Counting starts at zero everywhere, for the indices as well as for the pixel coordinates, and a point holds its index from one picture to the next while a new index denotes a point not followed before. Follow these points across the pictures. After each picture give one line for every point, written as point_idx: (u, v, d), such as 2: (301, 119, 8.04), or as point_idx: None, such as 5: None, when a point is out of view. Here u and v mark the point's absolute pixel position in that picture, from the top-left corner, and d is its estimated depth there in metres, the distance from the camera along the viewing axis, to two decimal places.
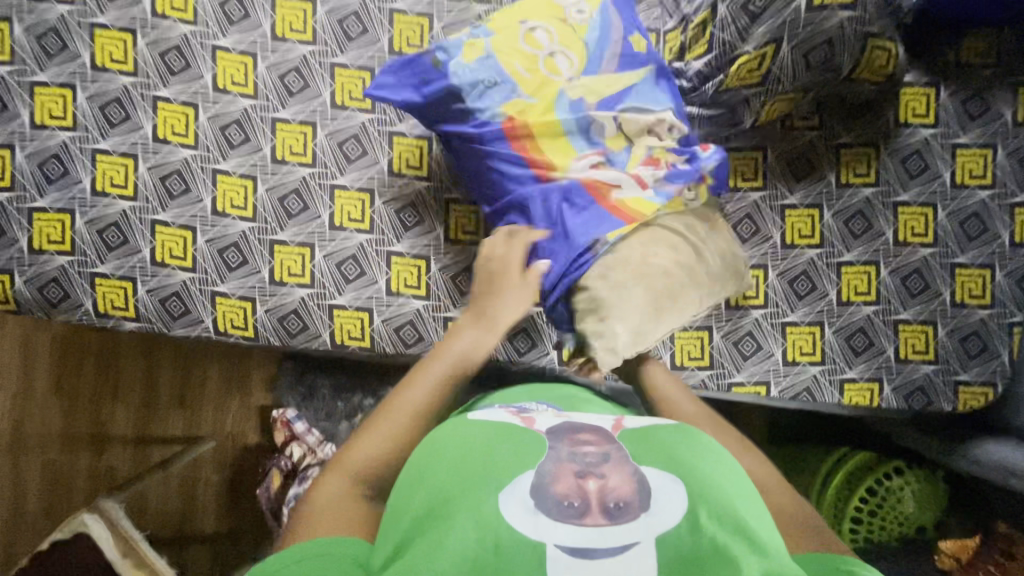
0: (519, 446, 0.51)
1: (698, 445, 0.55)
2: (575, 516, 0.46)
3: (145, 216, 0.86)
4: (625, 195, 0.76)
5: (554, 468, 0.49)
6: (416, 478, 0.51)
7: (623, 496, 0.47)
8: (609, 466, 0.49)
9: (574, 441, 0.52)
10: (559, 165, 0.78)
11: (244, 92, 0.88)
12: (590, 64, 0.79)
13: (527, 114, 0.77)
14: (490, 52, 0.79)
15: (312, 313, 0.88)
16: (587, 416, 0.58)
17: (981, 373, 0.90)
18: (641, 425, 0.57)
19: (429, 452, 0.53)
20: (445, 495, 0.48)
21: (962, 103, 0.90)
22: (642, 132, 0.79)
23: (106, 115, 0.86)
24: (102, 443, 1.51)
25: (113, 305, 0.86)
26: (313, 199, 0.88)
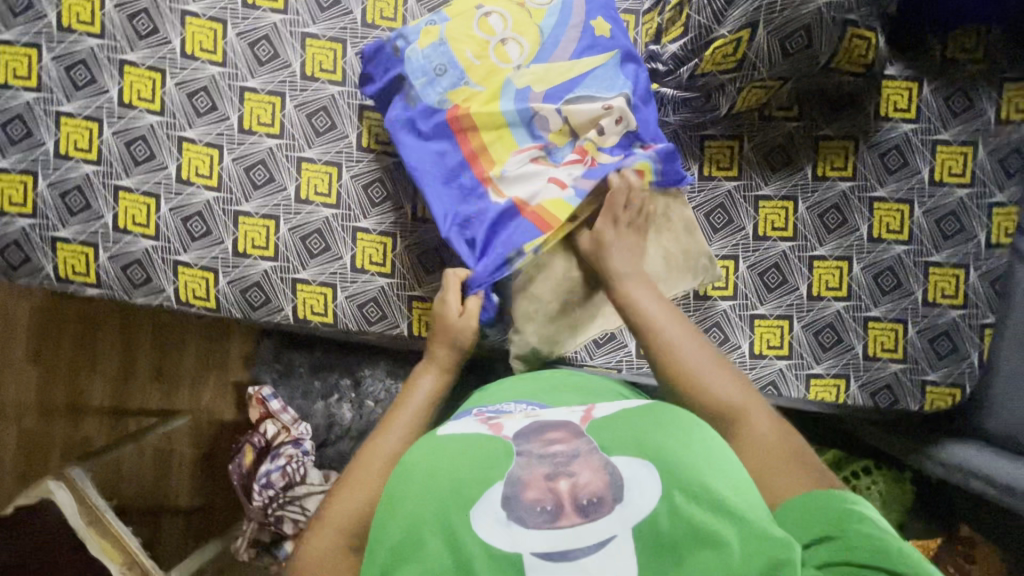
0: (484, 455, 0.50)
1: (665, 421, 0.51)
2: (547, 521, 0.45)
3: (108, 181, 0.85)
4: (543, 199, 0.75)
5: (526, 475, 0.47)
6: (386, 508, 0.49)
7: (596, 491, 0.45)
8: (579, 463, 0.47)
9: (543, 441, 0.49)
10: (498, 164, 0.78)
11: (213, 59, 0.87)
12: (540, 52, 0.81)
13: (474, 100, 0.79)
14: (443, 39, 0.80)
15: (275, 287, 0.87)
16: (554, 410, 0.55)
17: (949, 374, 0.88)
18: (611, 412, 0.53)
19: (395, 478, 0.51)
20: (415, 522, 0.47)
21: (944, 99, 0.88)
22: (586, 125, 0.78)
23: (71, 77, 0.84)
24: (78, 412, 1.51)
25: (74, 271, 0.85)
26: (279, 171, 0.87)
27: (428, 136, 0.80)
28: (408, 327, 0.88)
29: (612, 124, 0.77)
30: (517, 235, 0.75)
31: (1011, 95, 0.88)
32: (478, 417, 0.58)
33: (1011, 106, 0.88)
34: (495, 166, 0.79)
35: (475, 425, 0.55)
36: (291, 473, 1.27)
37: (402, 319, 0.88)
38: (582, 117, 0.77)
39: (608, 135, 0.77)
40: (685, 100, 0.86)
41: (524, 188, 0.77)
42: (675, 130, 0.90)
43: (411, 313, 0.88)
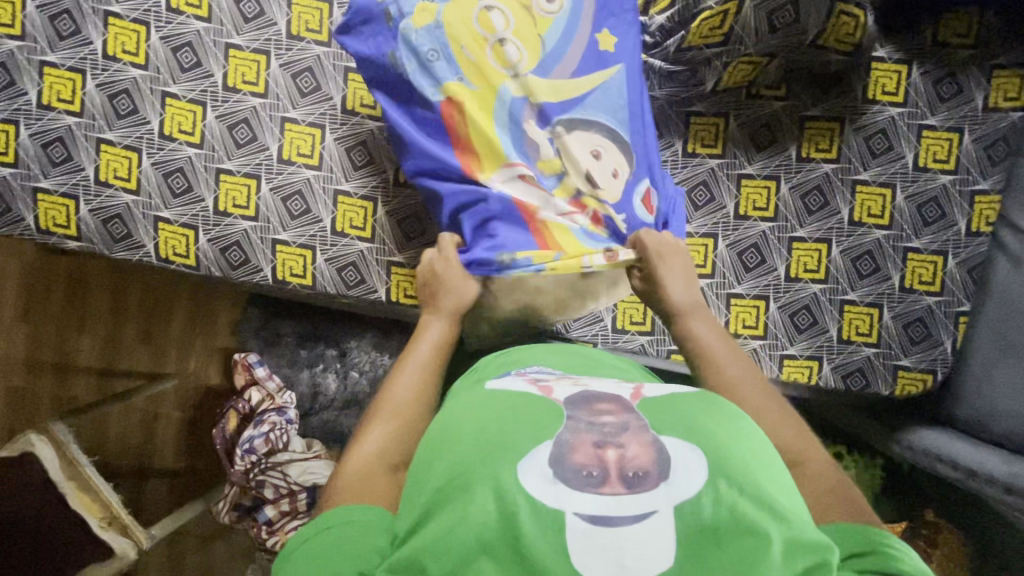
0: (537, 413, 0.47)
1: (713, 408, 0.50)
2: (593, 485, 0.42)
3: (90, 133, 0.85)
4: (547, 218, 0.75)
5: (573, 439, 0.45)
6: (435, 449, 0.47)
7: (642, 465, 0.43)
8: (628, 435, 0.44)
9: (592, 410, 0.47)
10: (486, 169, 0.75)
11: (198, 14, 0.86)
12: (542, 66, 0.76)
13: (466, 101, 0.74)
14: (439, 21, 0.75)
15: (255, 247, 0.87)
16: (602, 382, 0.54)
17: (922, 360, 0.89)
18: (663, 394, 0.51)
19: (447, 424, 0.49)
20: (464, 464, 0.44)
21: (933, 83, 0.88)
22: (583, 167, 0.75)
23: (55, 26, 0.84)
24: (65, 372, 1.52)
25: (55, 222, 0.85)
26: (263, 130, 0.87)
27: (419, 125, 0.77)
28: (386, 292, 0.89)
29: (610, 176, 0.76)
30: (514, 242, 0.74)
31: (999, 82, 0.87)
32: (524, 377, 0.56)
33: (1000, 93, 0.87)
34: (484, 169, 0.75)
35: (522, 385, 0.54)
36: (274, 440, 1.27)
37: (381, 285, 0.88)
38: (580, 158, 0.75)
39: (608, 189, 0.76)
40: (671, 72, 0.85)
41: (526, 198, 0.75)
42: (662, 105, 0.89)
43: (390, 278, 0.89)
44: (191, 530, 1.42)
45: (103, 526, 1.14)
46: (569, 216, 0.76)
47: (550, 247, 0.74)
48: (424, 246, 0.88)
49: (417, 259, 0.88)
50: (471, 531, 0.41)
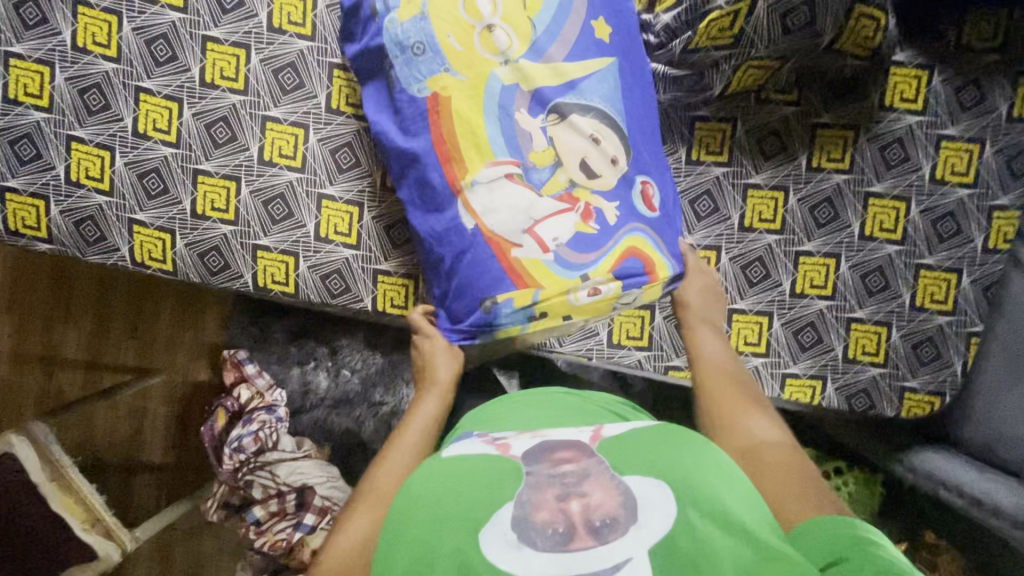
0: (490, 477, 0.47)
1: (678, 437, 0.50)
2: (560, 544, 0.43)
3: (60, 130, 0.80)
4: (522, 255, 0.68)
5: (536, 496, 0.45)
6: (390, 534, 0.46)
7: (609, 512, 0.44)
8: (590, 483, 0.45)
9: (553, 459, 0.48)
10: (468, 173, 0.69)
11: (174, 4, 0.81)
12: (532, 47, 0.70)
13: (453, 94, 0.69)
14: (426, 12, 0.70)
15: (234, 252, 0.83)
16: (562, 430, 0.54)
17: (930, 381, 0.86)
18: (620, 432, 0.52)
19: (400, 500, 0.48)
20: (426, 547, 0.43)
21: (954, 91, 0.83)
22: (576, 156, 0.70)
23: (21, 15, 0.79)
24: (52, 365, 1.49)
25: (24, 223, 0.81)
26: (242, 129, 0.82)
27: (405, 126, 0.73)
28: (372, 302, 0.85)
29: (607, 164, 0.70)
30: (488, 286, 0.69)
31: None
32: (483, 437, 0.55)
33: None
34: (467, 173, 0.69)
35: (480, 445, 0.53)
36: (263, 438, 1.24)
37: (367, 294, 0.84)
38: (576, 144, 0.70)
39: (603, 178, 0.70)
40: (675, 76, 0.80)
41: (500, 226, 0.69)
42: (665, 109, 0.84)
43: (376, 288, 0.85)
44: (180, 528, 1.40)
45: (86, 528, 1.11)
46: (560, 212, 0.69)
47: (529, 288, 0.68)
48: (412, 254, 0.84)
49: (405, 268, 0.84)
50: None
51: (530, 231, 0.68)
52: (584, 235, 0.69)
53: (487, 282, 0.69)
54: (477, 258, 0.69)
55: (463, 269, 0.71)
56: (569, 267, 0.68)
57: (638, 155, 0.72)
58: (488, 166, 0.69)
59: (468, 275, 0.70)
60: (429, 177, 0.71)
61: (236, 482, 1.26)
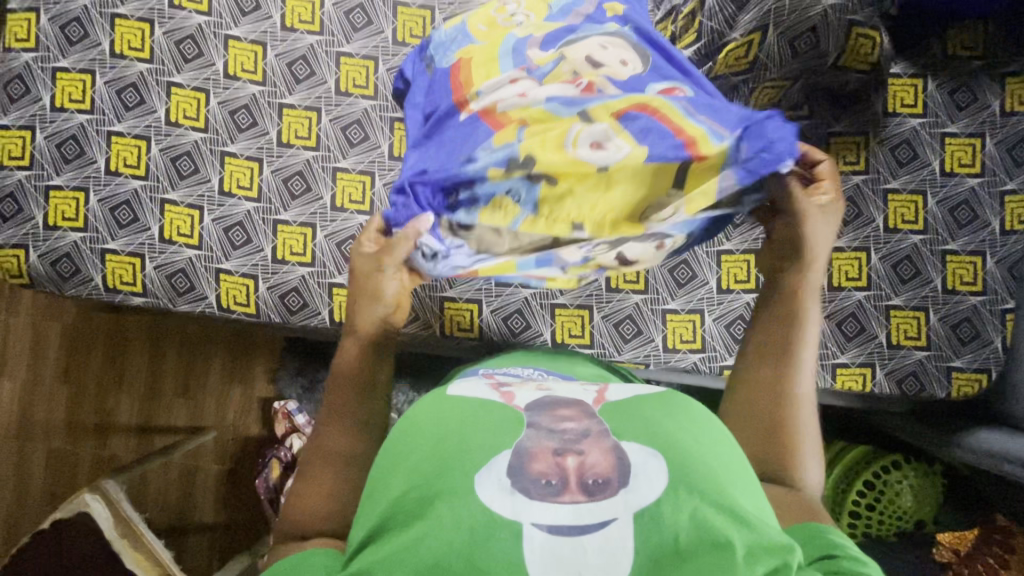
0: (497, 426, 0.49)
1: (676, 410, 0.53)
2: (552, 494, 0.45)
3: (155, 195, 0.90)
4: (507, 106, 0.69)
5: (534, 447, 0.47)
6: (388, 472, 0.50)
7: (602, 472, 0.46)
8: (588, 442, 0.47)
9: (555, 416, 0.50)
10: (473, 87, 0.74)
11: (254, 78, 0.93)
12: (549, 15, 0.80)
13: (475, 53, 0.77)
14: (464, 19, 0.82)
15: (312, 291, 0.90)
16: (567, 388, 0.55)
17: (974, 359, 0.90)
18: (624, 398, 0.54)
19: (400, 441, 0.52)
20: (423, 483, 0.47)
21: (949, 94, 0.93)
22: (590, 64, 0.72)
23: (122, 99, 0.90)
24: (106, 432, 1.49)
25: (121, 281, 0.89)
26: (316, 181, 0.92)
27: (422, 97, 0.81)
28: (440, 327, 0.92)
29: (617, 62, 0.73)
30: (466, 137, 0.69)
31: (1013, 88, 0.91)
32: (488, 380, 0.58)
33: (1015, 98, 0.91)
34: (473, 88, 0.74)
35: (484, 390, 0.55)
36: None
37: (436, 319, 0.91)
38: (582, 47, 0.74)
39: (611, 68, 0.72)
40: None
41: (491, 97, 0.71)
42: None
43: (443, 313, 0.91)
44: None
45: None
46: (561, 85, 0.70)
47: (509, 126, 0.67)
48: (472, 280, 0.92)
49: (468, 294, 0.92)
50: (436, 545, 0.43)
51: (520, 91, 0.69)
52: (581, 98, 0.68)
53: (467, 136, 0.69)
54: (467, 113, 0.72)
55: (459, 138, 0.70)
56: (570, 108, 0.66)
57: (655, 67, 0.74)
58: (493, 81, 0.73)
59: (452, 136, 0.71)
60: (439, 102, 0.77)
61: None
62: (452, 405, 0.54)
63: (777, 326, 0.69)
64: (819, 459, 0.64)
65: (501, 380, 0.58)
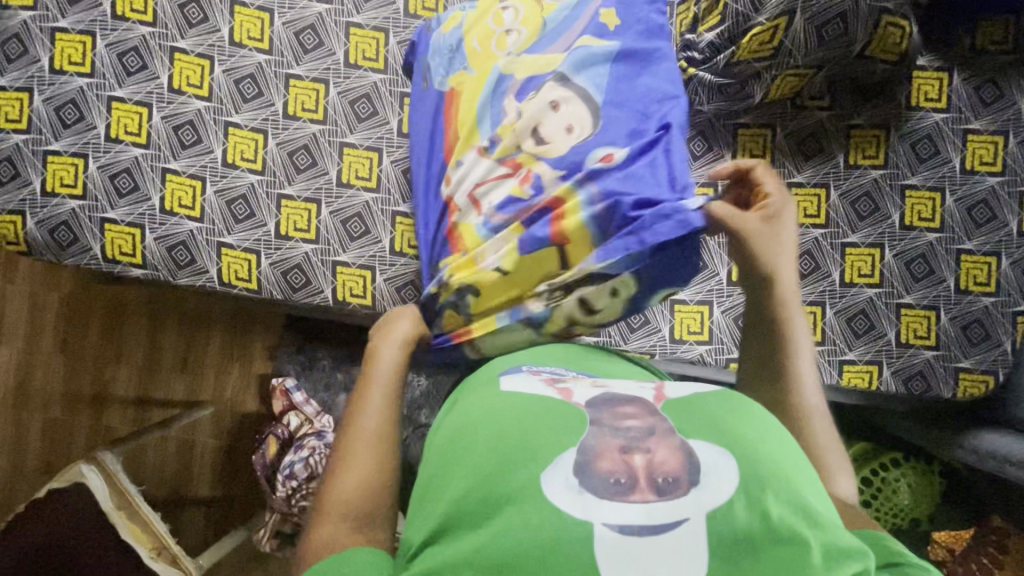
0: (559, 419, 0.48)
1: (737, 406, 0.51)
2: (622, 493, 0.43)
3: (157, 164, 0.87)
4: (461, 215, 0.76)
5: (598, 445, 0.45)
6: (449, 463, 0.48)
7: (671, 471, 0.44)
8: (655, 440, 0.45)
9: (616, 413, 0.48)
10: (455, 154, 0.79)
11: (260, 47, 0.90)
12: (534, 46, 0.78)
13: (465, 86, 0.80)
14: (462, 24, 0.83)
15: (316, 269, 0.89)
16: (625, 385, 0.54)
17: (982, 361, 0.89)
18: (685, 395, 0.52)
19: (459, 433, 0.51)
20: (488, 479, 0.45)
21: (975, 89, 0.90)
22: (538, 138, 0.73)
23: (123, 63, 0.87)
24: (103, 404, 1.49)
25: (121, 252, 0.87)
26: (322, 155, 0.90)
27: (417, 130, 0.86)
28: None
29: (564, 130, 0.73)
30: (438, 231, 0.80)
31: None
32: (539, 376, 0.58)
33: None
34: (450, 155, 0.79)
35: (539, 385, 0.55)
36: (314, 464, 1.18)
37: None
38: (534, 111, 0.74)
39: (556, 142, 0.73)
40: (719, 86, 0.86)
41: (454, 180, 0.78)
42: (708, 118, 0.92)
43: None
44: (230, 562, 1.40)
45: (152, 557, 1.12)
46: (501, 177, 0.75)
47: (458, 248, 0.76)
48: None
49: None
50: (509, 547, 0.42)
51: (468, 194, 0.75)
52: (517, 197, 0.73)
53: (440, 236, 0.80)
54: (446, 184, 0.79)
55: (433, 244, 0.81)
56: (491, 232, 0.73)
57: (606, 127, 0.74)
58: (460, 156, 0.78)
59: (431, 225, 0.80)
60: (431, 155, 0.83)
61: (290, 508, 1.23)
62: (509, 397, 0.53)
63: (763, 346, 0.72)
64: (845, 466, 0.62)
65: (553, 376, 0.58)
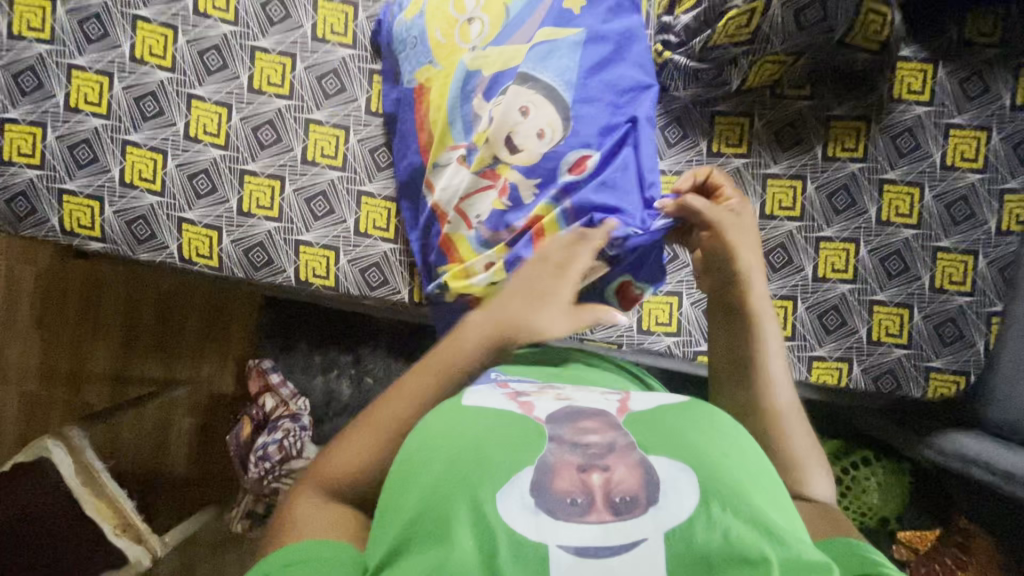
0: (516, 436, 0.44)
1: (701, 418, 0.48)
2: (579, 515, 0.40)
3: (116, 135, 0.85)
4: (450, 228, 0.75)
5: (556, 462, 0.42)
6: (402, 479, 0.44)
7: (630, 491, 0.40)
8: (614, 457, 0.42)
9: (576, 429, 0.44)
10: (432, 157, 0.78)
11: (225, 17, 0.87)
12: (499, 34, 0.76)
13: (432, 82, 0.78)
14: (423, 11, 0.80)
15: (278, 247, 0.87)
16: (586, 398, 0.50)
17: (954, 361, 0.88)
18: (651, 409, 0.48)
19: (413, 446, 0.46)
20: (440, 498, 0.41)
21: (959, 82, 0.88)
22: (512, 143, 0.72)
23: (84, 30, 0.85)
24: (78, 379, 1.48)
25: (79, 224, 0.85)
26: (287, 131, 0.88)
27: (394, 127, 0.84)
28: (409, 293, 0.88)
29: (536, 135, 0.72)
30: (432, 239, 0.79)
31: None
32: (503, 389, 0.52)
33: None
34: (431, 158, 0.78)
35: (501, 399, 0.49)
36: (289, 446, 1.19)
37: (404, 286, 0.88)
38: (505, 118, 0.72)
39: (529, 147, 0.72)
40: (696, 72, 0.84)
41: (436, 190, 0.77)
42: (685, 106, 0.89)
43: (412, 278, 0.88)
44: (203, 539, 1.40)
45: (116, 533, 1.08)
46: (484, 188, 0.74)
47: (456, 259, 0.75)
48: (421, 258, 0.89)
49: None
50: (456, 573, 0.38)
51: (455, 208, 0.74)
52: (501, 211, 0.73)
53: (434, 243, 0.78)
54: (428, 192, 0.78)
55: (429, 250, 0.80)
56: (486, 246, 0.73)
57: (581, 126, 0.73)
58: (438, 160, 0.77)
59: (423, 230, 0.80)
60: (409, 156, 0.82)
61: (261, 489, 1.22)
62: (465, 410, 0.48)
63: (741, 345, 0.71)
64: (817, 463, 0.62)
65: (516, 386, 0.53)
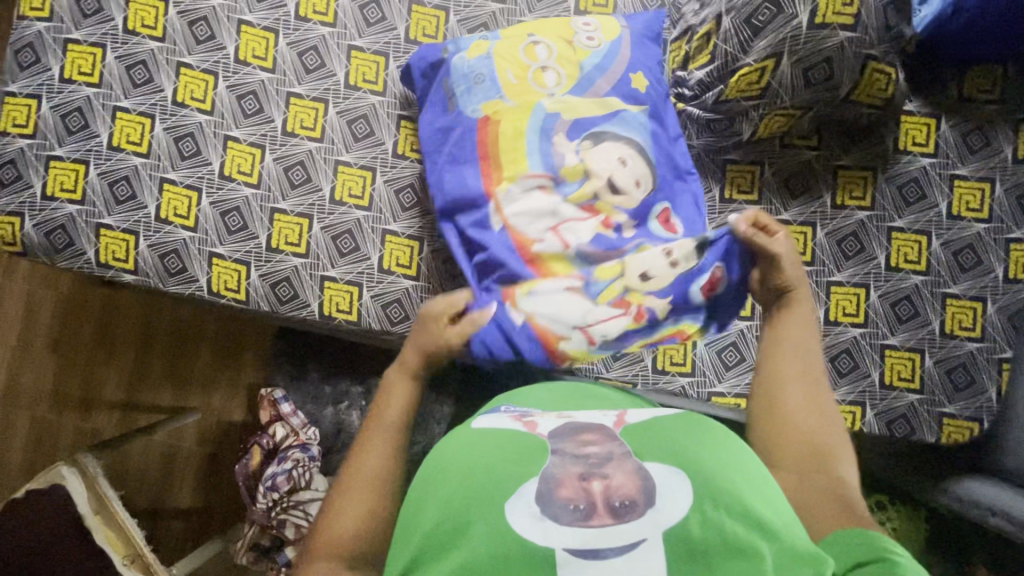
0: (522, 454, 0.46)
1: (691, 425, 0.51)
2: (579, 519, 0.42)
3: (154, 173, 0.89)
4: (541, 249, 0.77)
5: (559, 474, 0.44)
6: (419, 500, 0.46)
7: (628, 494, 0.43)
8: (613, 465, 0.44)
9: (577, 441, 0.47)
10: (504, 180, 0.79)
11: (263, 65, 0.93)
12: (575, 87, 0.83)
13: (501, 114, 0.81)
14: (490, 54, 0.84)
15: (304, 283, 0.90)
16: (585, 413, 0.53)
17: (966, 408, 0.88)
18: (646, 420, 0.51)
19: (428, 470, 0.48)
20: (456, 512, 0.43)
21: (962, 135, 0.91)
22: (609, 184, 0.78)
23: (131, 75, 0.90)
24: (91, 405, 1.49)
25: (114, 257, 0.88)
26: (317, 172, 0.92)
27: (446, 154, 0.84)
28: None
29: (633, 182, 0.78)
30: (505, 259, 0.78)
31: None
32: (510, 414, 0.55)
33: None
34: (504, 177, 0.79)
35: (507, 421, 0.53)
36: (297, 477, 1.18)
37: None
38: (606, 161, 0.78)
39: (626, 192, 0.78)
40: (709, 121, 0.89)
41: (521, 211, 0.78)
42: (699, 153, 0.93)
43: None
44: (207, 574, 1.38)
45: (125, 565, 1.05)
46: (582, 218, 0.77)
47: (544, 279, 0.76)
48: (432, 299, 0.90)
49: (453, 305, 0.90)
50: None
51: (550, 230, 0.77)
52: (598, 241, 0.77)
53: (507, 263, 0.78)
54: (506, 212, 0.79)
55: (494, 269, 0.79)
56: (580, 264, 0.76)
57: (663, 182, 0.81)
58: (520, 183, 0.79)
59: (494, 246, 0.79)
60: (468, 180, 0.82)
61: (269, 520, 1.21)
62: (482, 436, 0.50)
63: (779, 337, 0.71)
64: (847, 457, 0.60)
65: (521, 410, 0.56)
